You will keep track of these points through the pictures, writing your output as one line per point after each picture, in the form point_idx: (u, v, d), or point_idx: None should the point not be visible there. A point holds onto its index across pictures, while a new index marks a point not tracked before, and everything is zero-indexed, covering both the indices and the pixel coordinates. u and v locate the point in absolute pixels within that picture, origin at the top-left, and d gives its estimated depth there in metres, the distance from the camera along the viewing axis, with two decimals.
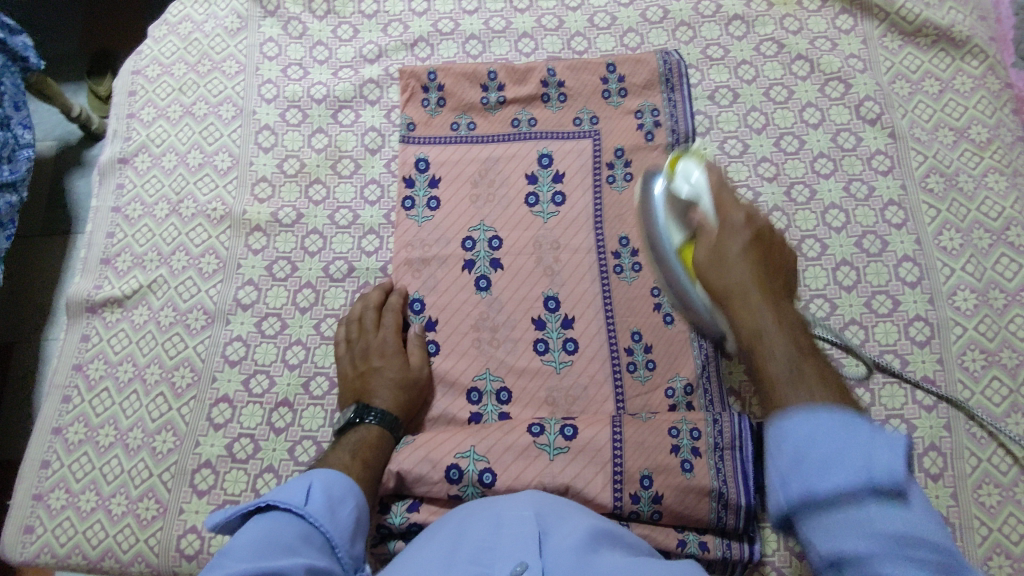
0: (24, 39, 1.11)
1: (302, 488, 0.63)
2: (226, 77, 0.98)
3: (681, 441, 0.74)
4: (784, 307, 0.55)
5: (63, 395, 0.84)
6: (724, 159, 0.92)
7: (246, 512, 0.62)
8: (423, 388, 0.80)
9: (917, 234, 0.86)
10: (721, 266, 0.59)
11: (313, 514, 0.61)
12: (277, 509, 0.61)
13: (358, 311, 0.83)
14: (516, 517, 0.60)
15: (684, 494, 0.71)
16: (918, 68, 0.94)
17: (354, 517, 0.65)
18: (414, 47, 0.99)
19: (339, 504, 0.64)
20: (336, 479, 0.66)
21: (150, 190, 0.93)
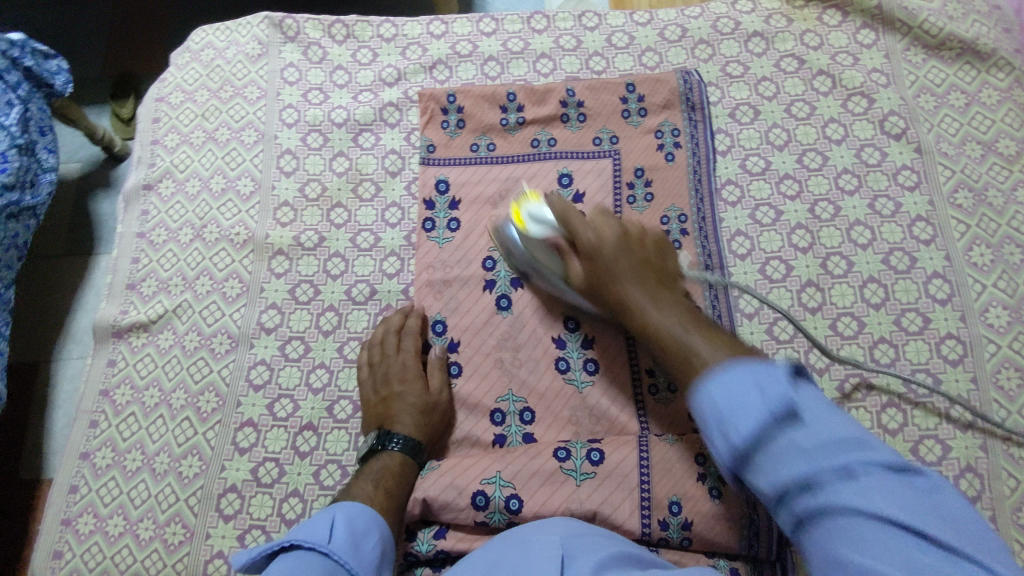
0: (58, 63, 1.14)
1: (325, 523, 0.63)
2: (248, 102, 0.99)
3: (709, 469, 0.73)
4: (668, 298, 0.69)
5: (91, 420, 0.85)
6: (746, 177, 0.91)
7: (269, 552, 0.61)
8: (445, 413, 0.79)
9: (946, 250, 0.84)
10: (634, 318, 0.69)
11: (338, 550, 0.61)
12: (301, 547, 0.60)
13: (380, 336, 0.83)
14: (548, 543, 0.59)
15: (714, 519, 0.70)
16: (942, 81, 0.93)
17: (379, 550, 0.64)
18: (433, 69, 1.00)
19: (362, 538, 0.63)
20: (358, 512, 0.66)
21: (174, 215, 0.94)
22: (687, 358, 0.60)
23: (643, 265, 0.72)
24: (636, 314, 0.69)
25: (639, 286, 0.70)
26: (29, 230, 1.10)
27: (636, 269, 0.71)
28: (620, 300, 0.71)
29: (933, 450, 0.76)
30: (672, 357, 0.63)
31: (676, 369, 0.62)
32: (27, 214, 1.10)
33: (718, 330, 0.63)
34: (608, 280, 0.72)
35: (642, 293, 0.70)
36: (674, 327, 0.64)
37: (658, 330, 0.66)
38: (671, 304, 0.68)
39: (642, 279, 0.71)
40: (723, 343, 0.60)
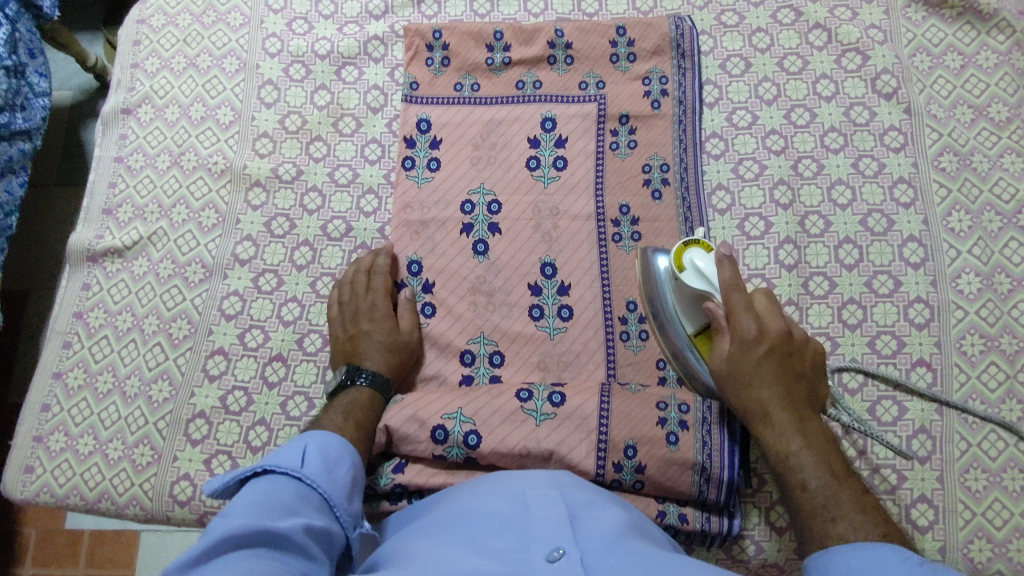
0: None
1: (296, 451, 0.64)
2: (231, 29, 0.97)
3: (669, 414, 0.74)
4: (809, 423, 0.68)
5: (64, 341, 0.85)
6: (732, 130, 0.90)
7: (242, 478, 0.62)
8: (413, 353, 0.81)
9: (925, 214, 0.83)
10: (743, 386, 0.69)
11: (310, 477, 0.62)
12: (274, 473, 0.61)
13: (350, 275, 0.83)
14: (543, 497, 0.59)
15: (668, 465, 0.72)
16: (940, 41, 0.91)
17: (351, 477, 0.66)
18: (421, 4, 0.97)
19: (334, 464, 0.65)
20: (330, 441, 0.67)
21: (152, 141, 0.93)
22: (824, 517, 0.62)
23: (785, 355, 0.69)
24: (755, 415, 0.69)
25: (777, 389, 0.68)
26: (25, 153, 1.09)
27: (772, 360, 0.69)
28: (750, 373, 0.69)
29: (890, 410, 0.77)
30: (813, 501, 0.63)
31: (799, 513, 0.64)
32: (21, 138, 1.09)
33: (851, 478, 0.64)
34: (743, 372, 0.69)
35: (785, 414, 0.68)
36: (810, 466, 0.65)
37: (776, 451, 0.67)
38: (812, 424, 0.67)
39: (781, 360, 0.69)
40: (873, 517, 0.61)
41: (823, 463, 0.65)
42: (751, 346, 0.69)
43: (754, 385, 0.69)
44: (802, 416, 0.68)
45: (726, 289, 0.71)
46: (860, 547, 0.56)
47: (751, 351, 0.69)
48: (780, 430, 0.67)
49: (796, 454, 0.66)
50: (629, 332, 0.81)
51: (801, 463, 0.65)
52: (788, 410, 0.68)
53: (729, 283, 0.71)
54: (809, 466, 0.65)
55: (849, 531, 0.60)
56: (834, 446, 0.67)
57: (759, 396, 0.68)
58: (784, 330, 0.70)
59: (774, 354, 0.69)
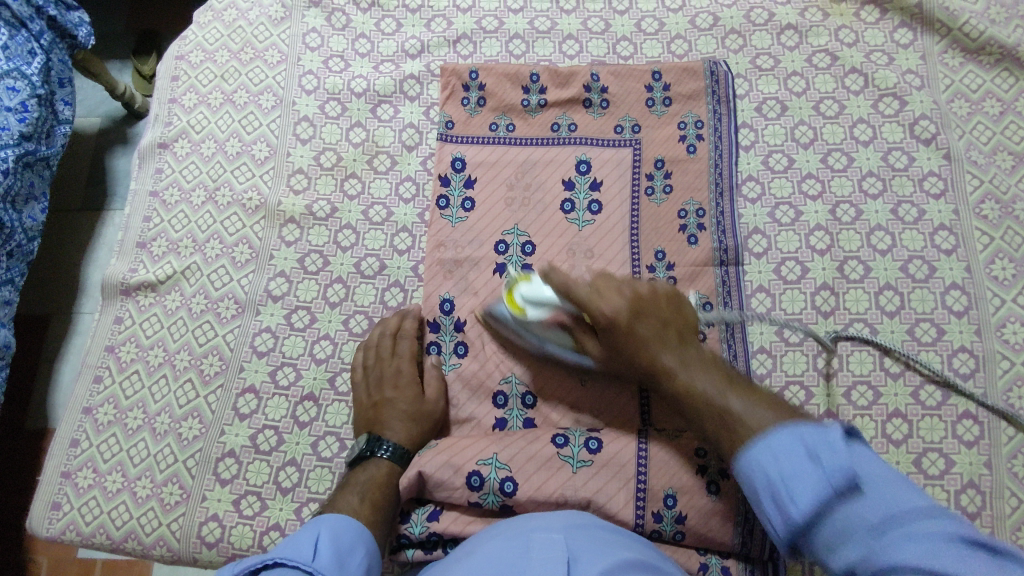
0: (80, 15, 1.14)
1: (309, 541, 0.60)
2: (268, 66, 0.98)
3: (708, 463, 0.72)
4: (687, 340, 0.68)
5: (95, 375, 0.85)
6: (768, 174, 0.89)
7: (246, 570, 0.56)
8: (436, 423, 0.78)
9: (967, 261, 0.82)
10: (601, 301, 0.70)
11: (324, 569, 0.58)
12: (284, 566, 0.57)
13: (376, 338, 0.81)
14: (545, 541, 0.59)
15: (709, 516, 0.70)
16: (979, 87, 0.90)
17: (364, 566, 0.63)
18: (457, 44, 0.98)
19: (348, 553, 0.62)
20: (343, 527, 0.64)
21: (188, 176, 0.93)
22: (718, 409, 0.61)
23: (646, 307, 0.69)
24: (660, 375, 0.67)
25: (665, 349, 0.67)
26: (44, 180, 1.10)
27: (649, 320, 0.69)
28: (631, 340, 0.68)
29: (936, 463, 0.75)
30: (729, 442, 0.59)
31: (716, 432, 0.61)
32: (41, 164, 1.09)
33: (743, 382, 0.64)
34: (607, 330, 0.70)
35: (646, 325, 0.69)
36: (710, 388, 0.63)
37: (640, 329, 0.68)
38: (692, 352, 0.67)
39: (647, 315, 0.69)
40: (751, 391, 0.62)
41: (713, 377, 0.64)
42: (610, 326, 0.69)
43: (633, 339, 0.68)
44: (686, 347, 0.68)
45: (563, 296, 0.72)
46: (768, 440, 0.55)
47: (619, 329, 0.69)
48: (671, 373, 0.66)
49: (700, 387, 0.64)
50: None
51: (702, 388, 0.64)
52: (679, 355, 0.67)
53: (562, 287, 0.72)
54: (702, 382, 0.64)
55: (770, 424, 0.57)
56: (717, 363, 0.67)
57: (609, 309, 0.69)
58: (641, 287, 0.71)
59: (631, 305, 0.69)
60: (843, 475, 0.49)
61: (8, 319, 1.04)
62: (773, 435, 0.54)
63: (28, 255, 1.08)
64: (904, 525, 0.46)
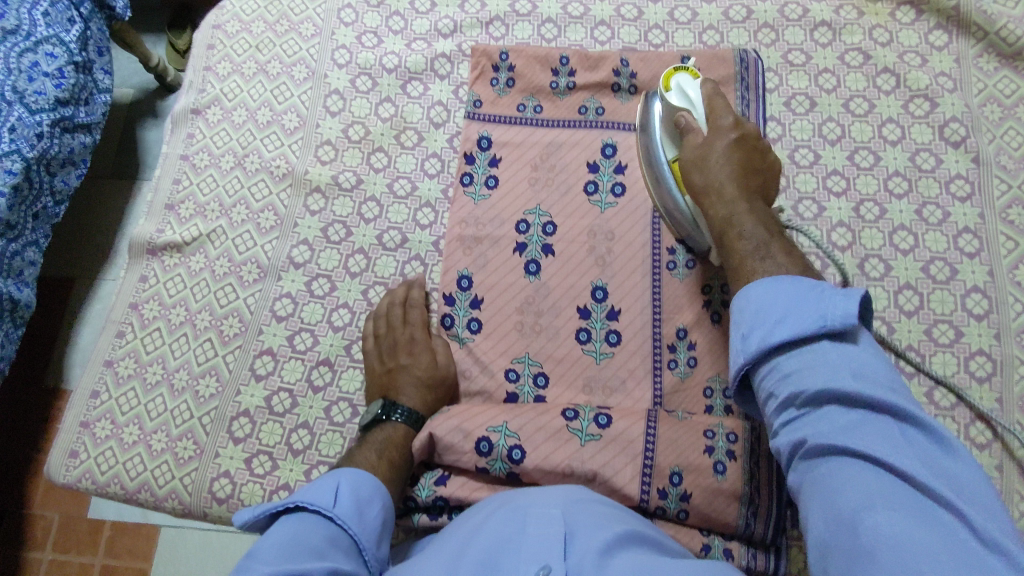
0: None
1: (329, 488, 0.62)
2: (302, 39, 0.99)
3: (716, 443, 0.72)
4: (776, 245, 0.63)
5: (118, 330, 0.87)
6: (793, 168, 0.89)
7: (273, 512, 0.60)
8: (450, 387, 0.80)
9: (990, 265, 0.82)
10: (705, 153, 0.72)
11: (341, 518, 0.60)
12: (304, 510, 0.60)
13: (385, 307, 0.83)
14: (543, 515, 0.59)
15: (714, 495, 0.70)
16: (1013, 92, 0.89)
17: (382, 517, 0.64)
18: (489, 25, 0.99)
19: (367, 503, 0.63)
20: (363, 477, 0.65)
21: (218, 142, 0.95)
22: (748, 272, 0.62)
23: (750, 153, 0.71)
24: (710, 206, 0.70)
25: (736, 177, 0.69)
26: (84, 146, 1.12)
27: (735, 153, 0.71)
28: (707, 171, 0.71)
29: None
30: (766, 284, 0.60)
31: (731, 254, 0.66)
32: (83, 130, 1.11)
33: (785, 237, 0.66)
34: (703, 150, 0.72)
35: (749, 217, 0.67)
36: (753, 228, 0.66)
37: (720, 217, 0.68)
38: (757, 202, 0.68)
39: (745, 154, 0.71)
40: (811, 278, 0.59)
41: (759, 224, 0.66)
42: (705, 161, 0.71)
43: (708, 164, 0.71)
44: (755, 199, 0.69)
45: (707, 99, 0.76)
46: (776, 289, 0.56)
47: (710, 149, 0.72)
48: (729, 213, 0.68)
49: (736, 218, 0.67)
50: (677, 360, 0.80)
51: (721, 213, 0.68)
52: (746, 196, 0.68)
53: (710, 94, 0.76)
54: (748, 227, 0.66)
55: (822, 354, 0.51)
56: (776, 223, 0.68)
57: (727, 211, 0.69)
58: (754, 133, 0.73)
59: (740, 140, 0.72)
60: (843, 332, 0.51)
61: (31, 278, 1.06)
62: (778, 283, 0.56)
63: (55, 218, 1.10)
64: (880, 441, 0.47)
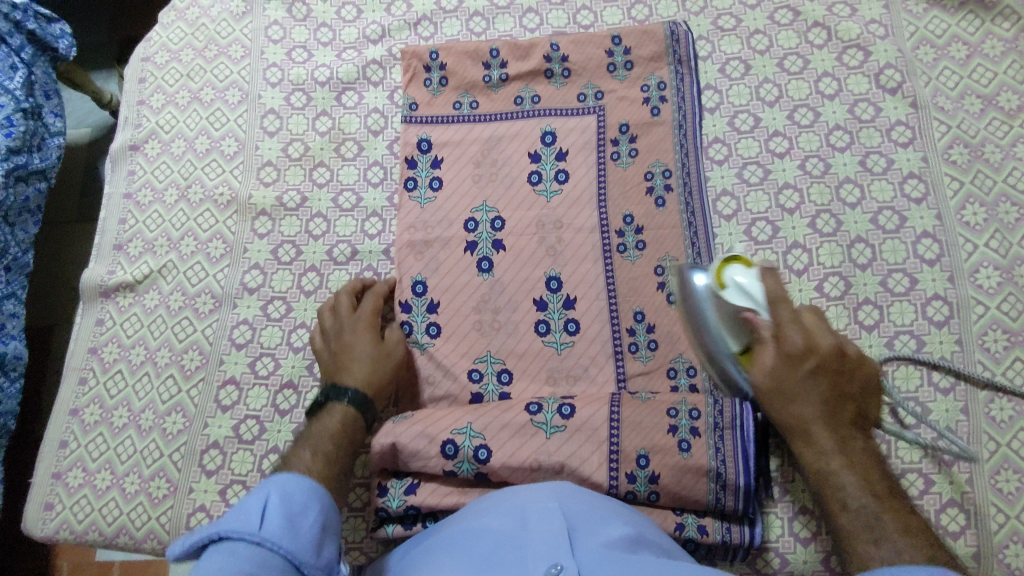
0: (63, 26, 1.13)
1: (256, 508, 0.54)
2: (232, 61, 0.98)
3: (680, 422, 0.73)
4: (850, 441, 0.61)
5: (80, 377, 0.86)
6: (734, 135, 0.88)
7: (192, 547, 0.52)
8: (398, 366, 0.79)
9: (937, 209, 0.82)
10: (787, 359, 0.62)
11: (271, 539, 0.52)
12: (229, 539, 0.52)
13: (336, 299, 0.82)
14: (543, 512, 0.59)
15: (682, 474, 0.70)
16: (944, 32, 0.89)
17: (322, 526, 0.57)
18: (418, 25, 0.98)
19: (301, 516, 0.56)
20: (296, 487, 0.58)
21: (159, 176, 0.94)
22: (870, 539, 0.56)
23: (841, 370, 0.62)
24: (793, 429, 0.62)
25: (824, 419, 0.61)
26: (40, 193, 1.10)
27: (819, 377, 0.61)
28: (791, 391, 0.62)
29: (913, 412, 0.75)
30: (852, 525, 0.57)
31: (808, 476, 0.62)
32: (37, 177, 1.10)
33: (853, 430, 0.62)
34: (777, 379, 0.62)
35: (826, 432, 0.61)
36: (856, 489, 0.59)
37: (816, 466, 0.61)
38: (858, 443, 0.61)
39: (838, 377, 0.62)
40: (898, 508, 0.57)
41: (836, 439, 0.61)
42: (797, 360, 0.61)
43: (793, 399, 0.62)
44: (848, 439, 0.61)
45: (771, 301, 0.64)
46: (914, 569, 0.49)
47: (799, 365, 0.61)
48: (821, 452, 0.61)
49: (812, 421, 0.61)
50: (637, 342, 0.80)
51: (804, 413, 0.62)
52: (831, 420, 0.61)
53: (772, 289, 0.64)
54: (824, 443, 0.61)
55: (884, 559, 0.54)
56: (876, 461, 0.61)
57: (798, 412, 0.62)
58: (834, 346, 0.62)
59: (824, 370, 0.61)
60: None
61: (17, 330, 1.05)
62: (909, 570, 0.49)
63: (27, 266, 1.09)
64: None
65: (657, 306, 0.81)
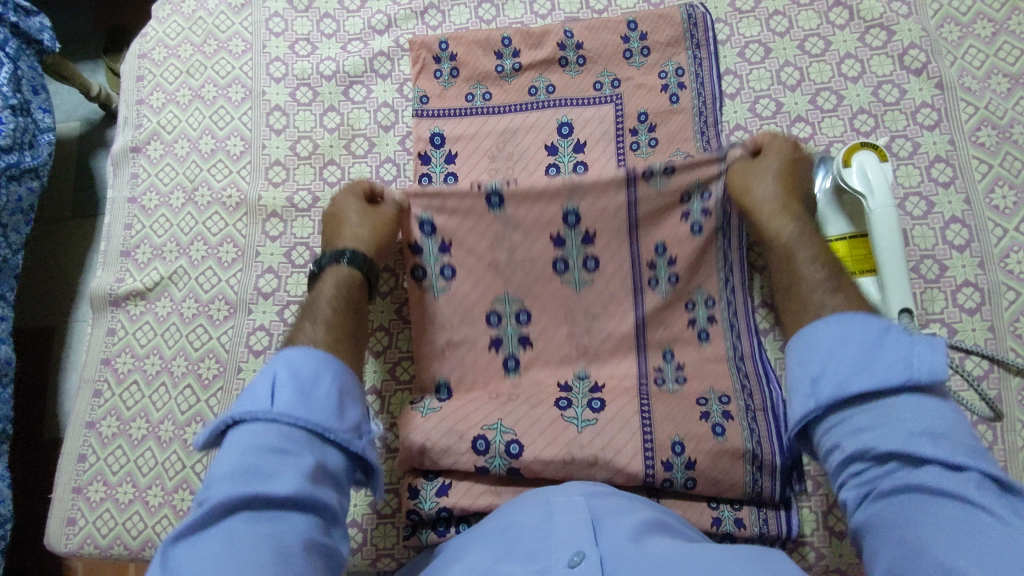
0: (42, 19, 1.09)
1: (265, 386, 0.55)
2: (233, 57, 0.95)
3: (710, 409, 0.73)
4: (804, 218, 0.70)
5: (94, 389, 0.85)
6: (756, 122, 0.86)
7: (216, 431, 0.55)
8: (389, 228, 0.77)
9: (966, 193, 0.80)
10: (800, 169, 0.74)
11: (284, 413, 0.54)
12: (246, 421, 0.54)
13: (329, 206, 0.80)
14: (566, 506, 0.58)
15: (718, 458, 0.69)
16: (969, 9, 0.87)
17: (338, 387, 0.58)
18: (424, 14, 0.95)
19: (314, 384, 0.57)
20: (303, 357, 0.58)
21: (164, 178, 0.91)
22: (802, 301, 0.61)
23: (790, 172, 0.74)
24: (754, 203, 0.72)
25: (778, 187, 0.72)
26: (33, 192, 1.07)
27: (783, 171, 0.74)
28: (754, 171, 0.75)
29: None
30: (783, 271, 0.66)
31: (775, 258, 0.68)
32: (29, 176, 1.07)
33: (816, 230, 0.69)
34: (754, 169, 0.75)
35: (782, 194, 0.71)
36: (793, 238, 0.67)
37: (776, 237, 0.69)
38: (793, 219, 0.69)
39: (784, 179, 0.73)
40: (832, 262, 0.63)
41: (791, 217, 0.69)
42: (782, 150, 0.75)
43: (758, 175, 0.74)
44: (797, 210, 0.70)
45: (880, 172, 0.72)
46: (850, 319, 0.56)
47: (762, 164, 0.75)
48: (768, 214, 0.71)
49: (767, 192, 0.72)
50: (661, 335, 0.79)
51: (764, 195, 0.72)
52: (788, 203, 0.71)
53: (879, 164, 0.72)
54: (769, 213, 0.71)
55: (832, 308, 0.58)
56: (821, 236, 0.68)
57: (757, 189, 0.73)
58: (801, 164, 0.75)
59: (783, 169, 0.74)
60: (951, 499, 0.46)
61: (7, 333, 1.03)
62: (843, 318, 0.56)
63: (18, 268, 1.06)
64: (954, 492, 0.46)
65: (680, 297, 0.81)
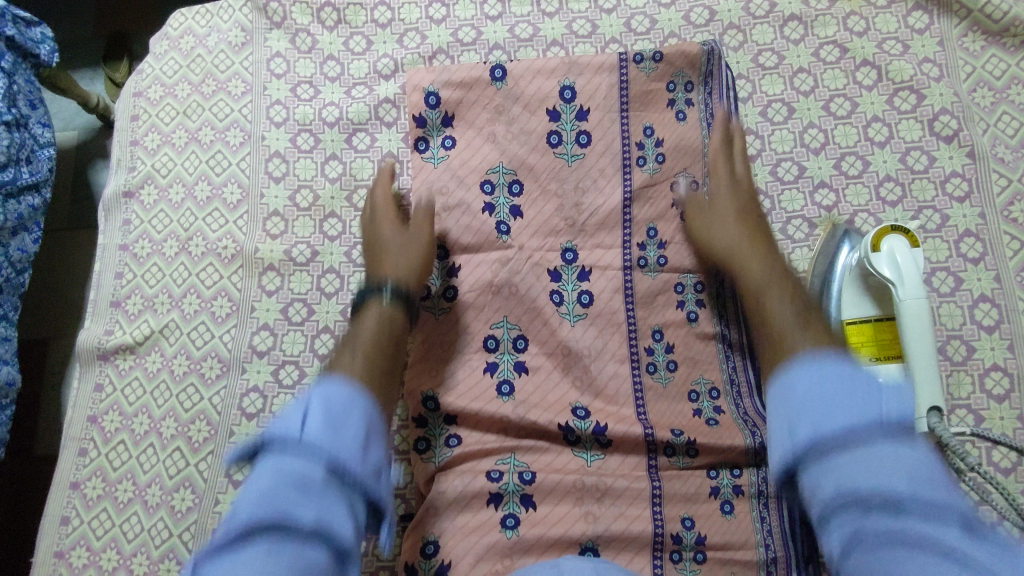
0: (42, 30, 1.04)
1: (296, 412, 0.50)
2: (232, 98, 0.91)
3: (721, 482, 0.72)
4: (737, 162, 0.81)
5: (79, 448, 0.81)
6: (776, 186, 0.83)
7: (244, 450, 0.50)
8: (426, 226, 0.77)
9: (996, 270, 0.77)
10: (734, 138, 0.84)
11: (308, 438, 0.48)
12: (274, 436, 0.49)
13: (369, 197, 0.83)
14: None
15: (728, 538, 0.69)
16: (1003, 73, 0.83)
17: (366, 424, 0.51)
18: (433, 60, 0.91)
19: (341, 419, 0.50)
20: (333, 392, 0.51)
21: (158, 226, 0.88)
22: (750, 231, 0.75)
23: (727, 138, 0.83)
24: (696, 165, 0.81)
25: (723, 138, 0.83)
26: (34, 209, 1.02)
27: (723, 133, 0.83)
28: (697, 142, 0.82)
29: None
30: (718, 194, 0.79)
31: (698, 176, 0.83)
32: (29, 193, 1.01)
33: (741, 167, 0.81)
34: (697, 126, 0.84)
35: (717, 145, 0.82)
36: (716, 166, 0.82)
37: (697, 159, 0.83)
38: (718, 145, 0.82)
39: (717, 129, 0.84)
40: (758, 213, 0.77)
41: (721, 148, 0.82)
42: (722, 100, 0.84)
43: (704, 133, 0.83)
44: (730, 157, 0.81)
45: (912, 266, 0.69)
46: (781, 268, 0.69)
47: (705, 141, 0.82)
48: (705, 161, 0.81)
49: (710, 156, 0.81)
50: (656, 363, 0.77)
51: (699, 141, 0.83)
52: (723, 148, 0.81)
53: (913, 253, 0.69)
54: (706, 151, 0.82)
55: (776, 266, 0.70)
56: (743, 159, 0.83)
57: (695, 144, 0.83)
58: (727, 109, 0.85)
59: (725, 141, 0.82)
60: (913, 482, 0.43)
61: (9, 354, 0.98)
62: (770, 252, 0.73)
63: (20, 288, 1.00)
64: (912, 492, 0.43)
65: (682, 332, 0.79)
